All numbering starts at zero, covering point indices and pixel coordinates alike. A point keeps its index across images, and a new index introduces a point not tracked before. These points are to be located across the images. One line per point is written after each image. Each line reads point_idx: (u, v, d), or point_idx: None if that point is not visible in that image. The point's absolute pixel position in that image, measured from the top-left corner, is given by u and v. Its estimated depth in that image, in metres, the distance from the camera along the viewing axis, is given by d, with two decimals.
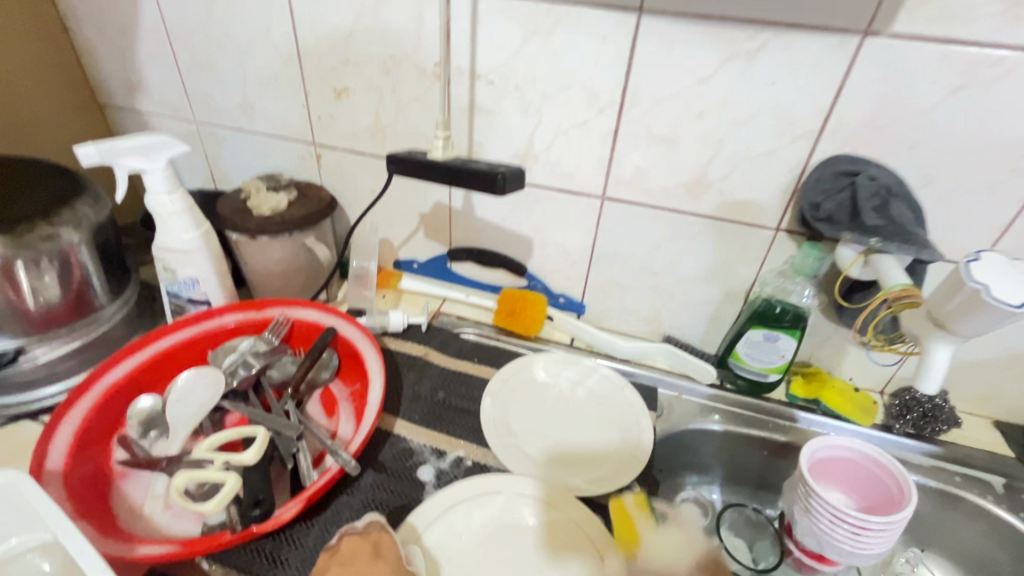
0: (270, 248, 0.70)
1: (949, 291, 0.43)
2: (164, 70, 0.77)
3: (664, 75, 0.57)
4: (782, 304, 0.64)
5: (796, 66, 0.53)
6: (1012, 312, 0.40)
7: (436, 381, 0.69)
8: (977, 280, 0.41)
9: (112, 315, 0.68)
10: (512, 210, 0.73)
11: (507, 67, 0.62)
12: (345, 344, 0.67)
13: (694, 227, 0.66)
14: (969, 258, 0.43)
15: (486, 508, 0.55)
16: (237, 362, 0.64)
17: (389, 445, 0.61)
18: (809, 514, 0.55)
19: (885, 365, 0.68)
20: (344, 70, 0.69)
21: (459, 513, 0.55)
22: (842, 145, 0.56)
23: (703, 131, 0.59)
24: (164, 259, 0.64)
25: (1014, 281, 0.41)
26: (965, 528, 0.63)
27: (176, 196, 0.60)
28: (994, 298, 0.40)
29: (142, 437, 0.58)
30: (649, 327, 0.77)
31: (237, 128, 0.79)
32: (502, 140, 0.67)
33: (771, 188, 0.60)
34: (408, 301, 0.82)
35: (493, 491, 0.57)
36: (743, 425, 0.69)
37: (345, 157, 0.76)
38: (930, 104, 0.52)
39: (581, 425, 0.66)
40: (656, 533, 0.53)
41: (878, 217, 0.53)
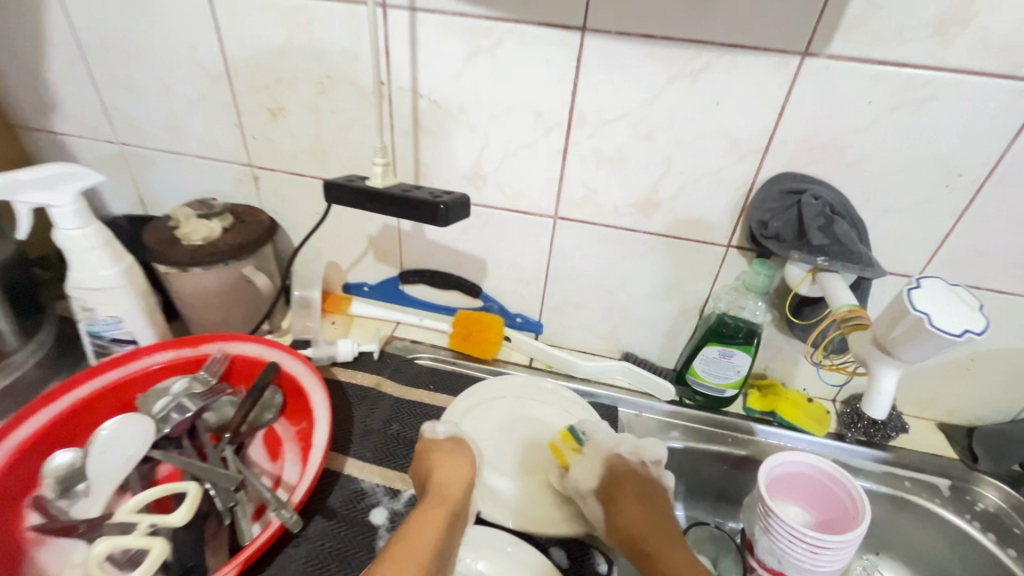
0: (204, 279, 0.65)
1: (893, 319, 0.43)
2: (80, 88, 0.71)
3: (610, 95, 0.56)
4: (736, 321, 0.64)
5: (739, 87, 0.53)
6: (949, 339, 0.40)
7: (389, 413, 0.66)
8: (919, 308, 0.41)
9: (23, 360, 0.61)
10: (464, 231, 0.71)
11: (451, 87, 0.60)
12: (288, 380, 0.63)
13: (647, 246, 0.65)
14: (912, 286, 0.43)
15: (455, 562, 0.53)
16: (169, 407, 0.59)
17: (339, 487, 0.58)
18: (769, 534, 0.55)
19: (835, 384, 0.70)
20: (278, 89, 0.65)
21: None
22: (787, 163, 0.56)
23: (651, 150, 0.58)
24: (80, 298, 0.58)
25: (953, 307, 0.42)
26: (916, 531, 0.65)
27: (90, 231, 0.55)
28: (936, 326, 0.40)
29: (59, 497, 0.53)
30: (607, 344, 0.77)
31: (165, 149, 0.74)
32: (449, 161, 0.65)
33: (720, 205, 0.60)
34: (359, 326, 0.78)
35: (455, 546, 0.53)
36: (703, 442, 0.69)
37: (285, 179, 0.72)
38: (867, 123, 0.52)
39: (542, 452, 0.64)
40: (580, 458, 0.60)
41: (823, 236, 0.53)
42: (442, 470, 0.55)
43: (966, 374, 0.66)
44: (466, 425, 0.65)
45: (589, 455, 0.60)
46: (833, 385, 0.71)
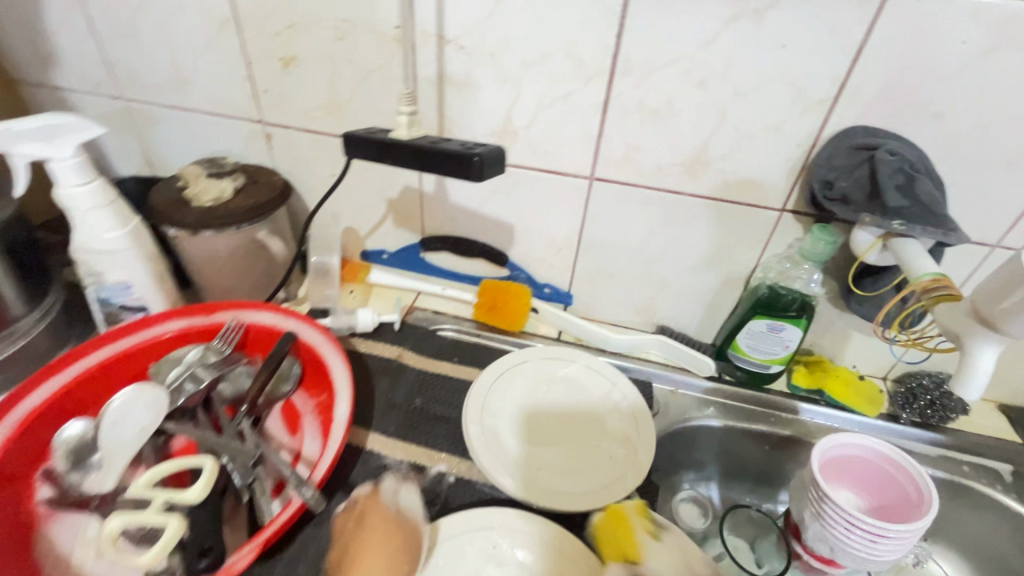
0: (216, 244, 0.61)
1: (1001, 289, 0.37)
2: (80, 38, 0.66)
3: (660, 39, 0.50)
4: (788, 292, 0.59)
5: (811, 27, 0.47)
6: None
7: (412, 386, 0.63)
8: None
9: (31, 326, 0.58)
10: (491, 194, 0.66)
11: (481, 30, 0.54)
12: (307, 351, 0.59)
13: (691, 211, 0.60)
14: None
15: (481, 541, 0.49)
16: (183, 377, 0.56)
17: (361, 463, 0.55)
18: (821, 519, 0.51)
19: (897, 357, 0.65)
20: (290, 36, 0.59)
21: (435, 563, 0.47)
22: (858, 116, 0.50)
23: (703, 102, 0.53)
24: (86, 261, 0.55)
25: None
26: (972, 519, 0.61)
27: (94, 188, 0.51)
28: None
29: (71, 470, 0.50)
30: (641, 317, 0.72)
31: (172, 105, 0.69)
32: (476, 115, 0.59)
33: (777, 165, 0.54)
34: (379, 296, 0.74)
35: (484, 526, 0.50)
36: (744, 421, 0.65)
37: (299, 137, 0.67)
38: (958, 67, 0.46)
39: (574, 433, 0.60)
40: (658, 546, 0.47)
41: (902, 197, 0.47)
42: (365, 568, 0.43)
43: None
44: (493, 404, 0.61)
45: (669, 546, 0.47)
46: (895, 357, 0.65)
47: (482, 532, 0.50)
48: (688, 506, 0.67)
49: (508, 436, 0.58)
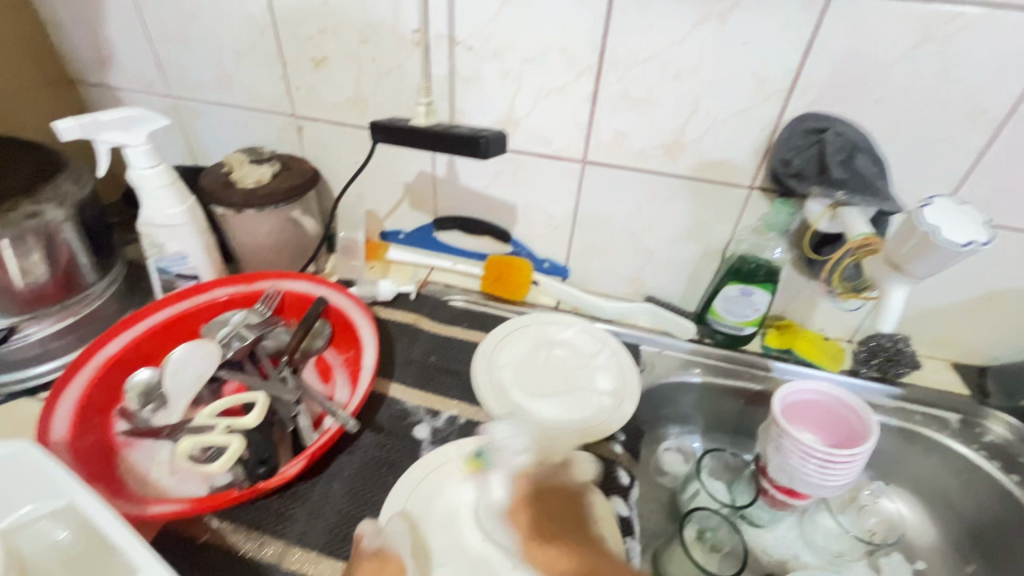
0: (257, 221, 0.71)
1: (903, 236, 0.48)
2: (136, 43, 0.76)
3: (640, 39, 0.59)
4: (756, 260, 0.67)
5: (767, 27, 0.55)
6: (959, 250, 0.45)
7: (427, 345, 0.72)
8: (927, 224, 0.46)
9: (101, 292, 0.68)
10: (496, 177, 0.74)
11: (486, 33, 0.62)
12: (336, 313, 0.68)
13: (672, 189, 0.68)
14: (924, 204, 0.47)
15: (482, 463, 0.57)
16: (231, 335, 0.65)
17: (385, 406, 0.63)
18: (781, 452, 0.59)
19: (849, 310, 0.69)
20: (321, 40, 0.68)
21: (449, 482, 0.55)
22: (811, 103, 0.58)
23: (678, 93, 0.61)
24: (151, 234, 0.64)
25: (960, 223, 0.46)
26: (922, 461, 0.69)
27: (160, 170, 0.60)
28: (944, 240, 0.45)
29: (141, 408, 0.59)
30: (631, 288, 0.80)
31: (214, 101, 0.78)
32: (482, 108, 0.68)
33: (744, 147, 0.63)
34: (396, 271, 0.83)
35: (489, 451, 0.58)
36: (721, 376, 0.73)
37: (327, 129, 0.76)
38: (893, 60, 0.54)
39: (569, 386, 0.68)
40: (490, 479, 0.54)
41: (845, 171, 0.56)
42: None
43: (982, 314, 0.68)
44: (498, 360, 0.69)
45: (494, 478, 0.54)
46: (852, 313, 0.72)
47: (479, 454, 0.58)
48: (673, 455, 0.74)
49: (510, 387, 0.67)
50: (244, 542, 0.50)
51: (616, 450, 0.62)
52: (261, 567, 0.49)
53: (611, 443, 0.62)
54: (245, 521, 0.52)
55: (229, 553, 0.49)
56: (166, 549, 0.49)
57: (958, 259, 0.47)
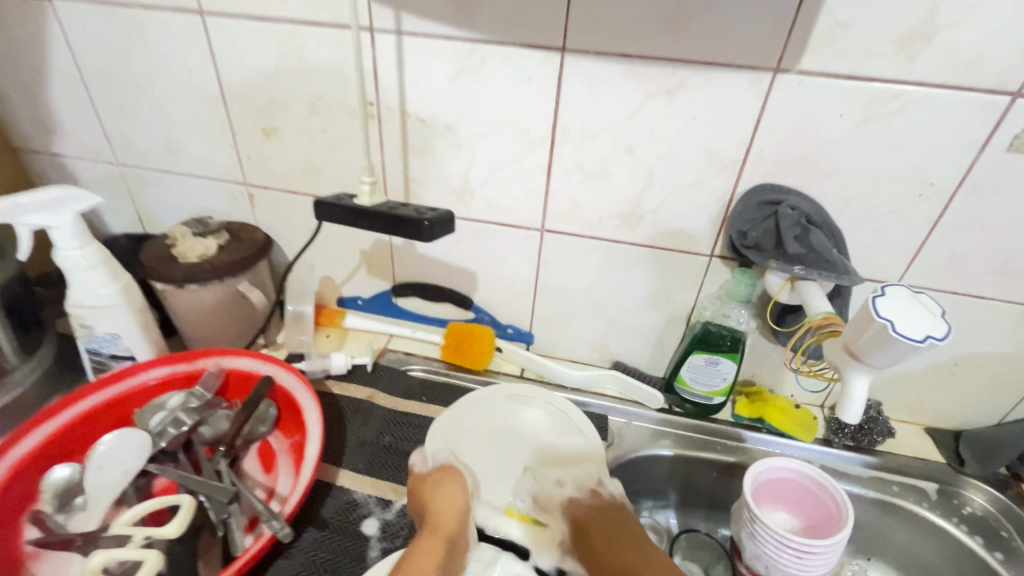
0: (201, 296, 0.67)
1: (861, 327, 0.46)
2: (81, 112, 0.73)
3: (591, 113, 0.58)
4: (720, 329, 0.65)
5: (714, 101, 0.55)
6: (916, 346, 0.43)
7: (382, 424, 0.67)
8: (882, 315, 0.44)
9: (25, 377, 0.62)
10: (455, 244, 0.72)
11: (438, 106, 0.62)
12: (282, 393, 0.64)
13: (632, 256, 0.67)
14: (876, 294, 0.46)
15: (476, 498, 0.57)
16: (166, 421, 0.60)
17: (332, 498, 0.59)
18: (755, 539, 0.56)
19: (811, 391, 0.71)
20: (271, 110, 0.67)
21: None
22: (764, 175, 0.58)
23: (633, 164, 0.60)
24: (79, 316, 0.60)
25: (915, 316, 0.44)
26: (905, 536, 0.66)
27: (88, 251, 0.57)
28: (900, 334, 0.43)
29: (57, 512, 0.54)
30: (597, 354, 0.78)
31: (163, 170, 0.76)
32: (437, 178, 0.67)
33: (702, 217, 0.62)
34: (353, 339, 0.79)
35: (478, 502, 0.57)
36: (693, 449, 0.70)
37: (279, 197, 0.74)
38: (840, 135, 0.54)
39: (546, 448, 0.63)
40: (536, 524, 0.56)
41: (800, 245, 0.55)
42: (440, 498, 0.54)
43: (949, 379, 0.67)
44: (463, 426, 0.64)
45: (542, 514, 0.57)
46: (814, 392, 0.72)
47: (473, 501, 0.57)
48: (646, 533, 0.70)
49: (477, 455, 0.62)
50: None
51: None
52: None
53: None
54: None
55: None
56: None
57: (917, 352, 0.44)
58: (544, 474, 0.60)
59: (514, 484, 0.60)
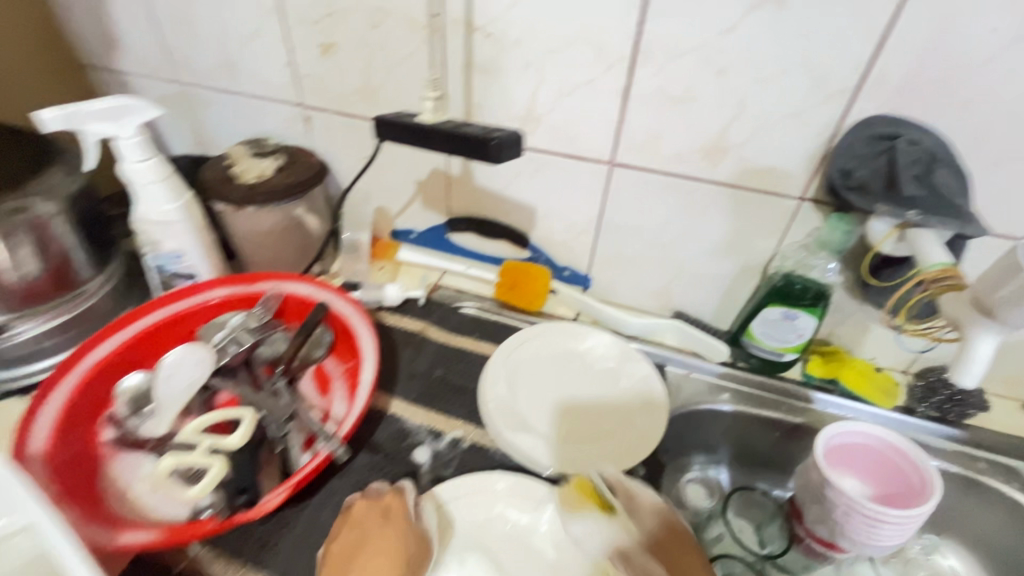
0: (260, 219, 0.67)
1: (1006, 286, 0.42)
2: (141, 26, 0.72)
3: (682, 27, 0.51)
4: (804, 282, 0.60)
5: (831, 13, 0.47)
6: None
7: (433, 358, 0.66)
8: None
9: (98, 289, 0.65)
10: (515, 176, 0.68)
11: (508, 18, 0.56)
12: (338, 320, 0.64)
13: (710, 196, 0.61)
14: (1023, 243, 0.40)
15: (520, 435, 0.58)
16: (228, 339, 0.60)
17: (385, 424, 0.59)
18: (822, 502, 0.53)
19: (913, 349, 0.64)
20: (329, 24, 0.63)
21: (477, 508, 0.53)
22: (881, 105, 0.50)
23: (723, 89, 0.53)
24: (145, 231, 0.60)
25: None
26: (986, 516, 0.61)
27: (152, 163, 0.57)
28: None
29: (130, 416, 0.56)
30: (658, 302, 0.73)
31: (221, 89, 0.74)
32: (501, 102, 0.62)
33: (798, 153, 0.55)
34: (406, 273, 0.77)
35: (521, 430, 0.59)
36: (756, 406, 0.66)
37: (335, 120, 0.71)
38: (986, 55, 0.45)
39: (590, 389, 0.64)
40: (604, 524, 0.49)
41: (919, 186, 0.48)
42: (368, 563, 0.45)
43: None
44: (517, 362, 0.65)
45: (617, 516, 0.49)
46: (913, 351, 0.64)
47: (516, 429, 0.59)
48: (695, 487, 0.68)
49: (525, 389, 0.63)
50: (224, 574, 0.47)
51: None
52: None
53: None
54: (228, 549, 0.48)
55: None
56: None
57: None
58: (592, 406, 0.63)
59: (559, 420, 0.61)
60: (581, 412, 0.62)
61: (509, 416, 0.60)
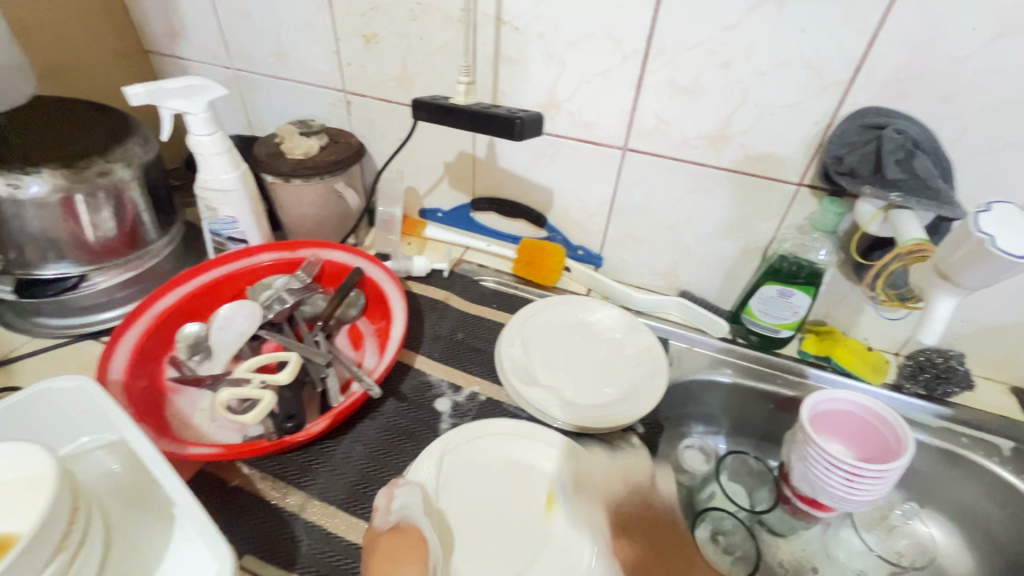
0: (303, 191, 0.74)
1: (954, 242, 0.45)
2: (203, 16, 0.80)
3: (691, 23, 0.56)
4: (799, 261, 0.64)
5: (828, 13, 0.51)
6: (1014, 263, 0.42)
7: (455, 323, 0.73)
8: (982, 231, 0.43)
9: (161, 249, 0.73)
10: (536, 160, 0.74)
11: (534, 13, 0.62)
12: (371, 284, 0.71)
13: (714, 182, 0.66)
14: (979, 210, 0.45)
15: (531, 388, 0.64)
16: (273, 298, 0.67)
17: (410, 377, 0.66)
18: (806, 461, 0.57)
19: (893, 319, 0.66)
20: (373, 17, 0.70)
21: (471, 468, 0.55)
22: (872, 97, 0.54)
23: (727, 81, 0.58)
24: (206, 198, 0.68)
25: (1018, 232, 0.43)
26: (967, 487, 0.65)
27: (215, 138, 0.64)
28: (998, 249, 0.42)
29: (189, 358, 0.63)
30: (665, 282, 0.79)
31: (272, 75, 0.81)
32: (525, 90, 0.68)
33: (795, 141, 0.60)
34: (432, 248, 0.85)
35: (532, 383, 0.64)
36: (753, 379, 0.70)
37: (374, 105, 0.78)
38: (969, 51, 0.49)
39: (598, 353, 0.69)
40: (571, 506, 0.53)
41: (901, 170, 0.53)
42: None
43: None
44: (532, 327, 0.71)
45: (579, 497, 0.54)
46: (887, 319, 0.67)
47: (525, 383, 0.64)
48: (693, 453, 0.73)
49: (537, 350, 0.68)
50: (270, 491, 0.54)
51: (633, 441, 0.61)
52: (285, 515, 0.52)
53: (628, 434, 0.62)
54: (273, 471, 0.55)
55: (256, 499, 0.53)
56: (199, 487, 0.54)
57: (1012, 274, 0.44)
58: (599, 368, 0.67)
59: (570, 377, 0.66)
60: (589, 372, 0.67)
61: (522, 371, 0.65)
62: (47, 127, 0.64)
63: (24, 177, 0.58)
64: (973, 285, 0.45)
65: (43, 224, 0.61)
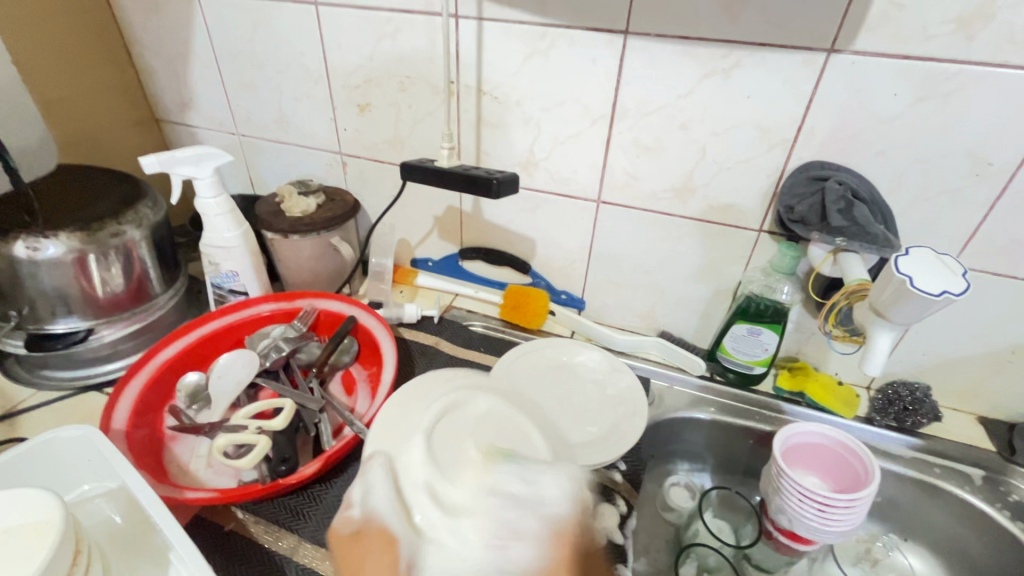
0: (301, 245, 0.79)
1: (884, 283, 0.52)
2: (212, 89, 0.87)
3: (650, 91, 0.63)
4: (765, 301, 0.69)
5: (768, 82, 0.58)
6: (933, 298, 0.49)
7: (444, 367, 0.76)
8: (902, 272, 0.50)
9: (165, 302, 0.77)
10: (518, 212, 0.80)
11: (510, 84, 0.69)
12: (364, 332, 0.75)
13: (683, 229, 0.71)
14: (900, 254, 0.52)
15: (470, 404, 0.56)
16: (270, 347, 0.71)
17: None
18: (781, 493, 0.60)
19: (844, 352, 0.71)
20: (366, 88, 0.77)
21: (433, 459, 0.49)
22: (816, 152, 0.60)
23: (686, 140, 0.65)
24: (210, 254, 0.73)
25: (936, 273, 0.50)
26: (944, 517, 0.66)
27: (220, 200, 0.70)
28: (917, 288, 0.49)
29: (188, 407, 0.66)
30: (644, 323, 0.83)
31: (274, 139, 0.88)
32: (506, 151, 0.75)
33: (752, 192, 0.65)
34: (424, 295, 0.89)
35: None
36: (733, 416, 0.73)
37: (368, 165, 0.84)
38: (893, 113, 0.56)
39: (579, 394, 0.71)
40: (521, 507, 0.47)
41: (843, 219, 0.58)
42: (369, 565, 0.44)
43: (1008, 369, 0.66)
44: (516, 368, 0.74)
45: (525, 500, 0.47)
46: (843, 353, 0.72)
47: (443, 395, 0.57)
48: (678, 490, 0.73)
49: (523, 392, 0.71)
50: (263, 534, 0.55)
51: (616, 478, 0.63)
52: (277, 558, 0.54)
53: (611, 471, 0.64)
54: (265, 515, 0.57)
55: (250, 543, 0.55)
56: (195, 532, 0.55)
57: (937, 307, 0.50)
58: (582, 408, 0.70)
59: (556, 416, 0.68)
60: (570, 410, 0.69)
61: None
62: (65, 194, 0.70)
63: (42, 240, 0.63)
64: (905, 318, 0.52)
65: (56, 282, 0.65)
